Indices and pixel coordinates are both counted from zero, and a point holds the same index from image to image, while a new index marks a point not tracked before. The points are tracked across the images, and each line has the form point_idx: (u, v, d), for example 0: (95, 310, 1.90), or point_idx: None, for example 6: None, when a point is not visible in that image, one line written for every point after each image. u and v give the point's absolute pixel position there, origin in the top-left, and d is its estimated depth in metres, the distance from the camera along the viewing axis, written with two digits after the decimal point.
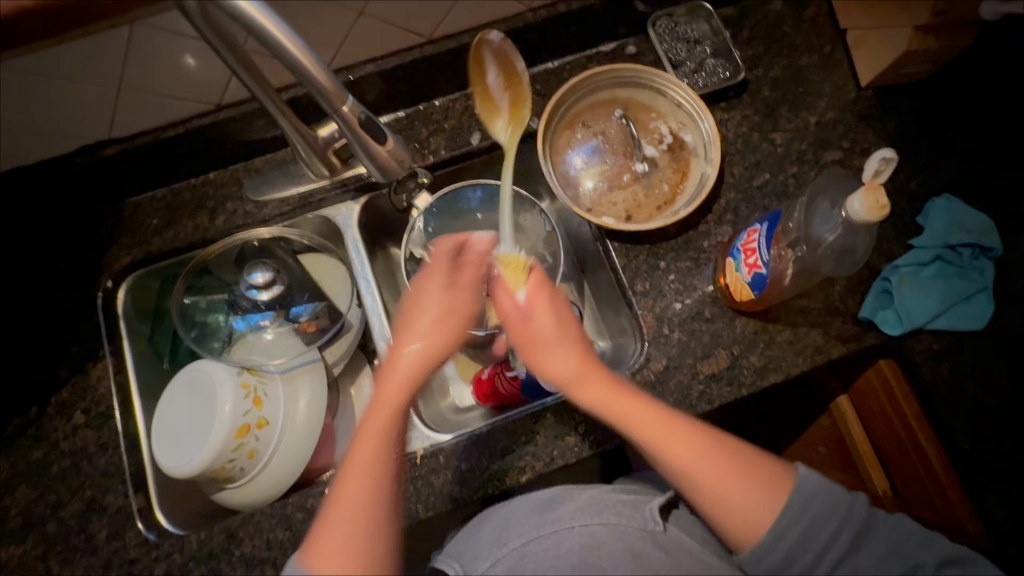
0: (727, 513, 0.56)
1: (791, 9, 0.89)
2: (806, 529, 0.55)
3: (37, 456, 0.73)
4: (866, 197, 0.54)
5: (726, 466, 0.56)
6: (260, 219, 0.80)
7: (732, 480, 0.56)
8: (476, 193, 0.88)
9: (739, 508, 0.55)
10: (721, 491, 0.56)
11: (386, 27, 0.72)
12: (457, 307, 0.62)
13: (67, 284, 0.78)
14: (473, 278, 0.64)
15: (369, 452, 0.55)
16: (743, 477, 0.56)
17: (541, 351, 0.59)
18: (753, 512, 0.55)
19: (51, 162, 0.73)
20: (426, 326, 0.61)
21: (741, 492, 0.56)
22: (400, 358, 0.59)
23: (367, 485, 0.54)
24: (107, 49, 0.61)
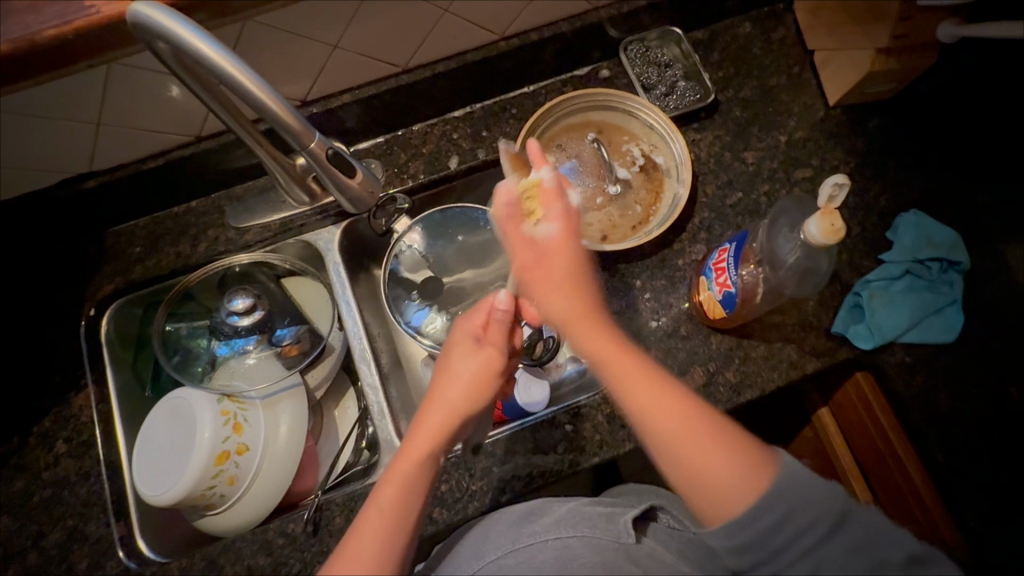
0: (687, 477, 0.52)
1: (759, 31, 0.91)
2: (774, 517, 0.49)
3: (17, 486, 0.74)
4: (821, 222, 0.57)
5: (696, 434, 0.52)
6: (242, 244, 0.83)
7: (696, 451, 0.51)
8: (459, 215, 0.89)
9: (702, 477, 0.51)
10: (685, 456, 0.52)
11: (361, 59, 0.74)
12: (484, 360, 0.60)
13: (51, 314, 0.80)
14: (501, 337, 0.61)
15: (383, 517, 0.55)
16: (721, 451, 0.51)
17: (545, 287, 0.59)
18: (709, 480, 0.51)
19: (33, 194, 0.75)
20: (455, 388, 0.60)
21: (710, 464, 0.51)
22: (426, 420, 0.59)
23: (376, 551, 0.54)
24: (86, 87, 0.63)
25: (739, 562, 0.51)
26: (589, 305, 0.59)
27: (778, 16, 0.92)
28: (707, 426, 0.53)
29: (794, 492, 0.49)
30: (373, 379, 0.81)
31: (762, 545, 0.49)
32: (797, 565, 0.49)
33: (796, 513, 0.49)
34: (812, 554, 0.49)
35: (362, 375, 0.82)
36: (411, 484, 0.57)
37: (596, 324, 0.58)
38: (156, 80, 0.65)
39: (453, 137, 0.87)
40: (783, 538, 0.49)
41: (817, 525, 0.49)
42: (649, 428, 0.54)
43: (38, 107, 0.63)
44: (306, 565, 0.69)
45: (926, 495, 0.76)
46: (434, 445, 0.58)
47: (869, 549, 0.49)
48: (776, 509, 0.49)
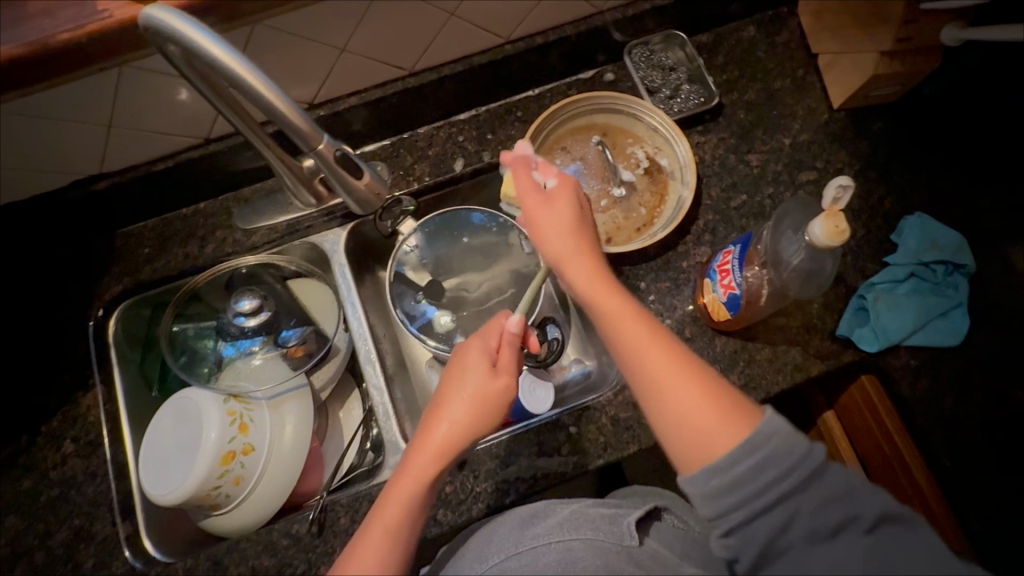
0: (666, 417, 0.51)
1: (764, 35, 0.92)
2: (759, 463, 0.47)
3: (25, 485, 0.74)
4: (825, 223, 0.57)
5: (680, 373, 0.52)
6: (248, 246, 0.83)
7: (678, 390, 0.51)
8: (465, 217, 0.89)
9: (683, 417, 0.50)
10: (662, 392, 0.51)
11: (369, 62, 0.75)
12: (496, 386, 0.60)
13: (60, 314, 0.80)
14: (513, 364, 0.62)
15: (382, 531, 0.56)
16: (702, 393, 0.50)
17: (542, 230, 0.62)
18: (689, 420, 0.50)
19: (44, 195, 0.76)
20: (459, 406, 0.60)
21: (688, 405, 0.50)
22: (429, 437, 0.59)
23: (375, 565, 0.55)
24: (98, 90, 0.64)
25: (710, 509, 0.48)
26: (586, 249, 0.61)
27: (782, 20, 0.92)
28: (692, 368, 0.52)
29: (770, 441, 0.47)
30: (378, 380, 0.81)
31: (736, 492, 0.47)
32: (767, 518, 0.46)
33: (773, 460, 0.47)
34: (786, 505, 0.46)
35: (367, 376, 0.82)
36: (412, 502, 0.58)
37: (591, 265, 0.60)
38: (166, 82, 0.66)
39: (458, 139, 0.88)
40: (756, 485, 0.47)
41: (791, 474, 0.46)
42: (633, 365, 0.54)
43: (51, 109, 0.64)
44: (311, 566, 0.69)
45: (930, 494, 0.76)
46: (439, 467, 0.59)
47: (847, 507, 0.46)
48: (750, 454, 0.47)
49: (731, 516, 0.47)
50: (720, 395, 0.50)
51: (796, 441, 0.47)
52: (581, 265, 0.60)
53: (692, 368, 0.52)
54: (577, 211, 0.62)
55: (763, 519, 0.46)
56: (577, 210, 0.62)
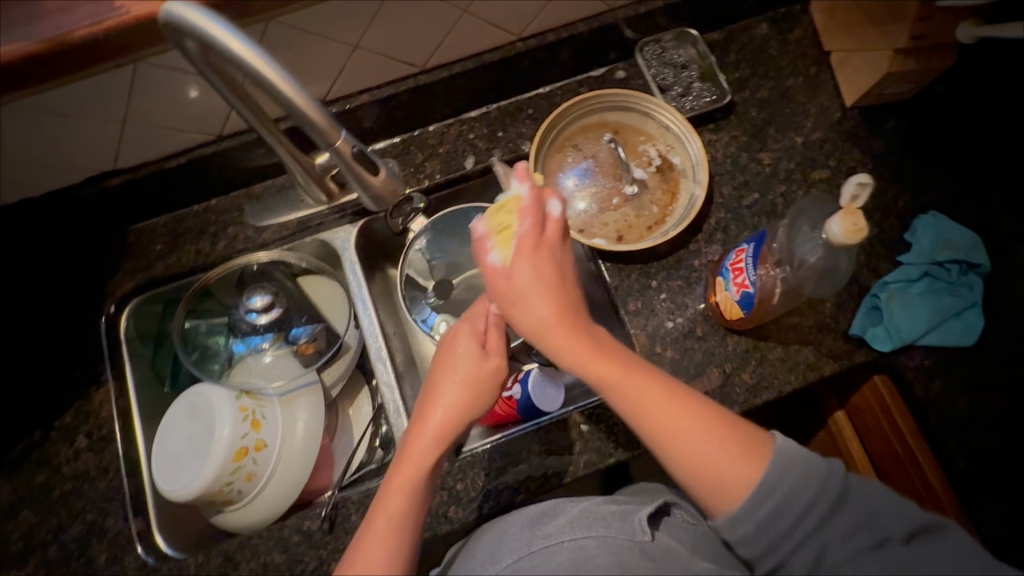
0: (686, 473, 0.52)
1: (776, 32, 0.91)
2: (783, 499, 0.51)
3: (39, 479, 0.74)
4: (843, 221, 0.56)
5: (692, 432, 0.52)
6: (259, 243, 0.83)
7: (695, 453, 0.51)
8: (462, 214, 0.87)
9: (702, 468, 0.51)
10: (683, 462, 0.52)
11: (381, 59, 0.75)
12: (489, 368, 0.61)
13: (73, 310, 0.81)
14: (501, 346, 0.63)
15: (386, 526, 0.56)
16: (717, 441, 0.52)
17: (516, 307, 0.55)
18: (712, 479, 0.51)
19: (57, 191, 0.76)
20: (451, 391, 0.60)
21: (710, 462, 0.51)
22: (424, 425, 0.59)
23: (383, 562, 0.54)
24: (113, 86, 0.64)
25: (751, 553, 0.52)
26: (565, 318, 0.54)
27: (794, 17, 0.92)
28: (704, 422, 0.52)
29: (788, 475, 0.51)
30: (389, 377, 0.81)
31: (770, 533, 0.51)
32: (802, 549, 0.50)
33: (794, 493, 0.51)
34: (815, 535, 0.50)
35: (377, 373, 0.82)
36: (416, 486, 0.58)
37: (569, 339, 0.54)
38: (181, 78, 0.66)
39: (469, 137, 0.88)
40: (787, 520, 0.51)
41: (817, 504, 0.50)
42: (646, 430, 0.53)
43: (66, 105, 0.64)
44: (322, 563, 0.69)
45: (943, 496, 0.76)
46: (438, 448, 0.59)
47: (874, 528, 0.50)
48: (773, 492, 0.51)
49: (770, 557, 0.51)
50: (735, 438, 0.52)
51: (815, 464, 0.52)
52: (564, 340, 0.54)
53: (704, 417, 0.53)
54: (543, 274, 0.54)
55: (799, 552, 0.51)
56: (544, 270, 0.54)
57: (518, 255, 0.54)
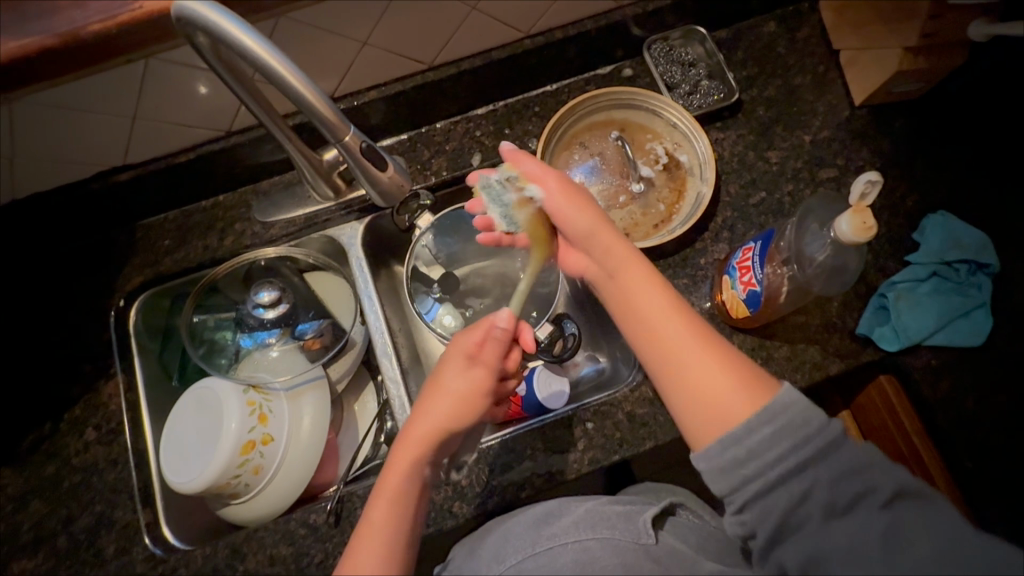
0: (680, 393, 0.55)
1: (784, 30, 0.91)
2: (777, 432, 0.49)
3: (49, 471, 0.75)
4: (852, 219, 0.57)
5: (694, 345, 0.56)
6: (267, 239, 0.84)
7: (694, 358, 0.55)
8: (464, 214, 0.89)
9: (694, 390, 0.54)
10: (679, 362, 0.55)
11: (390, 56, 0.75)
12: (479, 380, 0.62)
13: (82, 304, 0.82)
14: (496, 359, 0.62)
15: (375, 527, 0.57)
16: (714, 366, 0.54)
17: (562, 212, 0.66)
18: (705, 390, 0.53)
19: (67, 186, 0.76)
20: (440, 400, 0.62)
21: (705, 374, 0.54)
22: (410, 433, 0.61)
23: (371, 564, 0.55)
24: (124, 81, 0.64)
25: (721, 484, 0.50)
26: (609, 225, 0.65)
27: (803, 15, 0.91)
28: (707, 338, 0.56)
29: (785, 411, 0.49)
30: (395, 373, 0.82)
31: (749, 463, 0.49)
32: (783, 488, 0.48)
33: (788, 429, 0.49)
34: (800, 479, 0.48)
35: (383, 369, 0.82)
36: (406, 496, 0.59)
37: (612, 241, 0.64)
38: (191, 74, 0.66)
39: (476, 134, 0.88)
40: (771, 455, 0.49)
41: (804, 444, 0.48)
42: (648, 343, 0.58)
43: (77, 100, 0.65)
44: (327, 556, 0.70)
45: (946, 493, 0.77)
46: (426, 457, 0.61)
47: (860, 482, 0.47)
48: (765, 425, 0.49)
49: (742, 489, 0.49)
50: (736, 362, 0.54)
51: (814, 414, 0.49)
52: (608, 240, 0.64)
53: (707, 341, 0.56)
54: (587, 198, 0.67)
55: (777, 491, 0.48)
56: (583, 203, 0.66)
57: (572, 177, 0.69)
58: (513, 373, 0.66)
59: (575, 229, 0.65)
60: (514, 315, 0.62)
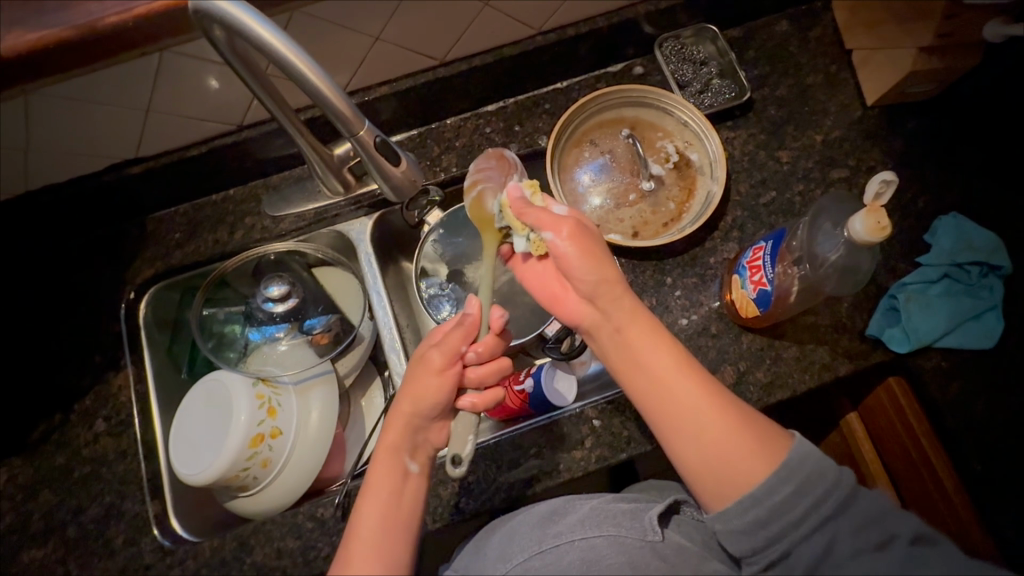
0: (690, 460, 0.53)
1: (796, 29, 0.91)
2: (794, 492, 0.50)
3: (59, 462, 0.76)
4: (867, 219, 0.57)
5: (709, 408, 0.54)
6: (277, 233, 0.84)
7: (709, 426, 0.53)
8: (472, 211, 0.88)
9: (704, 456, 0.53)
10: (692, 426, 0.54)
11: (402, 52, 0.75)
12: (433, 362, 0.63)
13: (93, 296, 0.82)
14: (456, 342, 0.63)
15: (364, 516, 0.57)
16: (726, 435, 0.52)
17: (572, 259, 0.60)
18: (721, 458, 0.52)
19: (80, 179, 0.77)
20: (413, 389, 0.63)
21: (719, 438, 0.53)
22: (388, 422, 0.63)
23: (366, 553, 0.55)
24: (138, 74, 0.65)
25: (743, 546, 0.51)
26: (616, 278, 0.60)
27: (816, 14, 0.91)
28: (720, 398, 0.54)
29: (802, 467, 0.50)
30: (402, 368, 0.82)
31: (771, 524, 0.50)
32: (807, 543, 0.49)
33: (804, 490, 0.50)
34: (822, 531, 0.49)
35: (390, 364, 0.82)
36: (393, 487, 0.59)
37: (619, 300, 0.59)
38: (204, 68, 0.67)
39: (486, 131, 0.88)
40: (793, 514, 0.49)
41: (827, 498, 0.50)
42: (655, 405, 0.56)
43: (92, 92, 0.65)
44: (334, 550, 0.70)
45: (954, 496, 0.75)
46: (402, 447, 0.61)
47: (882, 528, 0.49)
48: (785, 485, 0.50)
49: (765, 551, 0.50)
50: (751, 423, 0.53)
51: (828, 465, 0.51)
52: (614, 299, 0.59)
53: (720, 406, 0.54)
54: (594, 243, 0.61)
55: (802, 549, 0.49)
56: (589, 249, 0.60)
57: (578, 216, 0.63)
58: (486, 357, 0.65)
59: (585, 281, 0.60)
60: (476, 300, 0.64)
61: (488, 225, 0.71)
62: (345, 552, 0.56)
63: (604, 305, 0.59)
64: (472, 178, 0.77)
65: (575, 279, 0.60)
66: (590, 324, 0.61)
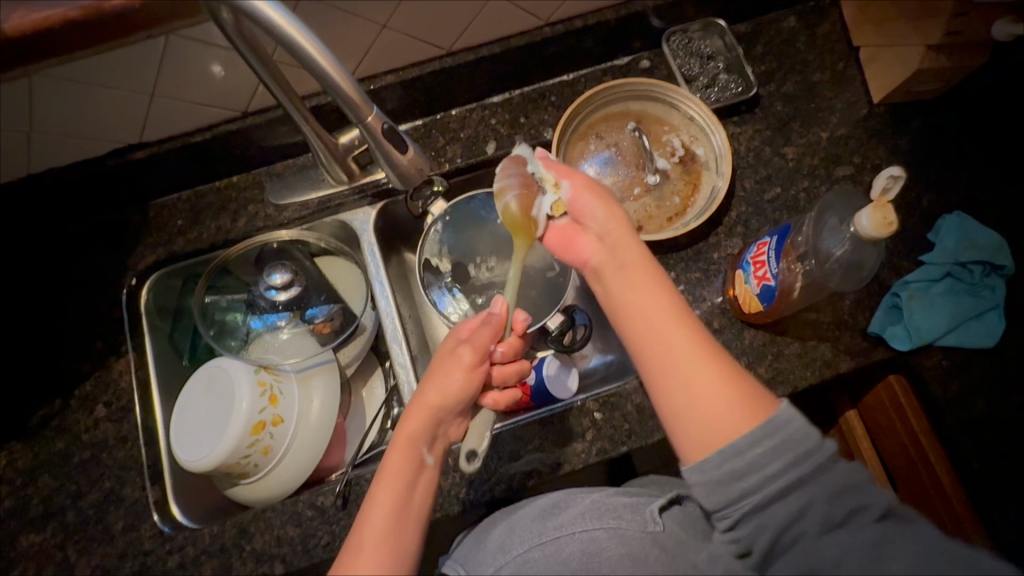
0: (686, 402, 0.53)
1: (804, 26, 0.90)
2: (774, 447, 0.50)
3: (58, 447, 0.76)
4: (873, 214, 0.57)
5: (700, 351, 0.54)
6: (279, 222, 0.83)
7: (699, 366, 0.53)
8: (475, 203, 0.89)
9: (698, 397, 0.52)
10: (688, 369, 0.53)
11: (408, 40, 0.75)
12: (464, 358, 0.64)
13: (94, 281, 0.82)
14: (484, 339, 0.65)
15: (386, 501, 0.57)
16: (723, 381, 0.52)
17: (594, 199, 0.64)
18: (704, 399, 0.52)
19: (82, 163, 0.76)
20: (441, 381, 0.63)
21: (711, 385, 0.52)
22: (409, 415, 0.63)
23: (382, 535, 0.55)
24: (144, 57, 0.64)
25: (716, 499, 0.51)
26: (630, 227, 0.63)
27: (824, 10, 0.90)
28: (714, 348, 0.54)
29: (786, 426, 0.50)
30: (404, 358, 0.81)
31: (747, 477, 0.50)
32: (781, 504, 0.49)
33: (782, 450, 0.49)
34: (798, 494, 0.49)
35: (393, 354, 0.82)
36: (407, 473, 0.59)
37: (631, 244, 0.61)
38: (209, 53, 0.66)
39: (491, 122, 0.87)
40: (768, 471, 0.49)
41: (804, 460, 0.49)
42: (654, 342, 0.56)
43: (95, 75, 0.64)
44: (334, 538, 0.70)
45: (953, 494, 0.76)
46: (422, 437, 0.61)
47: (857, 499, 0.49)
48: (766, 440, 0.50)
49: (738, 503, 0.50)
50: (742, 381, 0.53)
51: (811, 431, 0.50)
52: (627, 241, 0.61)
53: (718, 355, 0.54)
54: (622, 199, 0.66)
55: (775, 507, 0.49)
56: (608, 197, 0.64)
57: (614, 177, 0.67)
58: (509, 357, 0.69)
59: (599, 218, 0.63)
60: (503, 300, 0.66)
61: (520, 229, 0.69)
62: (358, 537, 0.55)
63: (617, 245, 0.62)
64: (498, 184, 0.70)
65: (592, 216, 0.63)
66: (600, 261, 0.62)
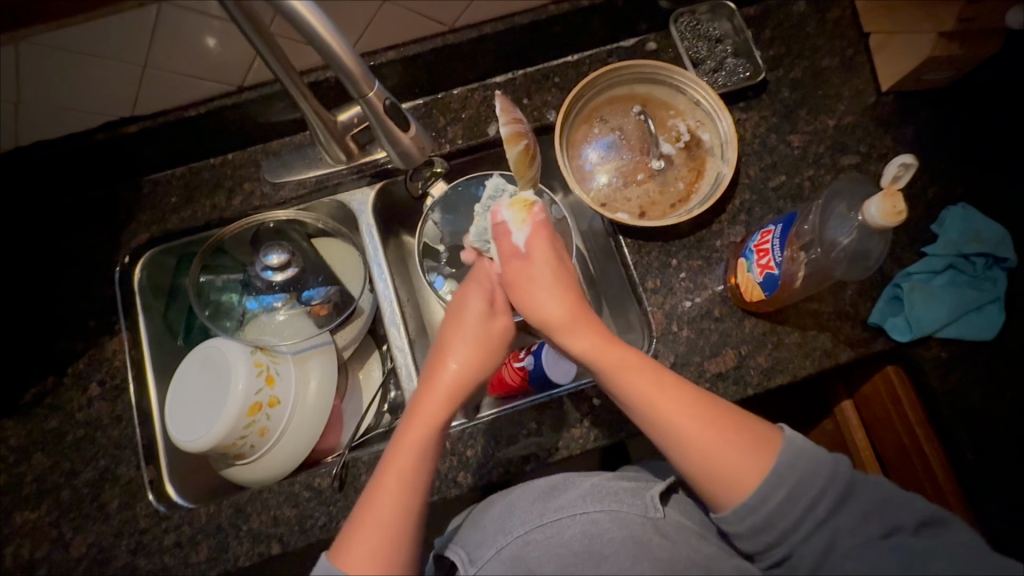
0: (697, 468, 0.55)
1: (814, 9, 0.88)
2: (790, 492, 0.52)
3: (51, 425, 0.75)
4: (883, 202, 0.56)
5: (689, 408, 0.57)
6: (276, 201, 0.81)
7: (688, 414, 0.56)
8: (474, 186, 0.88)
9: (704, 454, 0.55)
10: (686, 435, 0.55)
11: (411, 15, 0.72)
12: (497, 326, 0.68)
13: (87, 258, 0.80)
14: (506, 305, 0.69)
15: (400, 472, 0.57)
16: (719, 435, 0.55)
17: (531, 288, 0.66)
18: (705, 449, 0.55)
19: (72, 137, 0.74)
20: (461, 352, 0.65)
21: (711, 443, 0.55)
22: (430, 388, 0.63)
23: (392, 504, 0.56)
24: (137, 26, 0.62)
25: (749, 545, 0.54)
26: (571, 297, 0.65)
27: None
28: (698, 400, 0.57)
29: (794, 470, 0.53)
30: (402, 342, 0.81)
31: (770, 529, 0.53)
32: (807, 544, 0.52)
33: (801, 493, 0.52)
34: (821, 533, 0.52)
35: (390, 337, 0.81)
36: (428, 448, 0.60)
37: (578, 327, 0.63)
38: (204, 24, 0.64)
39: (493, 103, 0.85)
40: (789, 518, 0.52)
41: (824, 495, 0.52)
42: (647, 419, 0.58)
43: (87, 44, 0.62)
44: (331, 520, 0.70)
45: (945, 484, 0.77)
46: (447, 411, 0.62)
47: None
48: (779, 489, 0.53)
49: (771, 551, 0.53)
50: (739, 420, 0.56)
51: (823, 464, 0.53)
52: (569, 327, 0.63)
53: (701, 403, 0.57)
54: (557, 261, 0.68)
55: (802, 547, 0.52)
56: (549, 271, 0.67)
57: (536, 242, 0.68)
58: None
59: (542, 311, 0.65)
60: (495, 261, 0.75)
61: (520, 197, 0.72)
62: (367, 507, 0.56)
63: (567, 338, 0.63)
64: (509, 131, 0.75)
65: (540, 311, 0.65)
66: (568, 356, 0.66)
